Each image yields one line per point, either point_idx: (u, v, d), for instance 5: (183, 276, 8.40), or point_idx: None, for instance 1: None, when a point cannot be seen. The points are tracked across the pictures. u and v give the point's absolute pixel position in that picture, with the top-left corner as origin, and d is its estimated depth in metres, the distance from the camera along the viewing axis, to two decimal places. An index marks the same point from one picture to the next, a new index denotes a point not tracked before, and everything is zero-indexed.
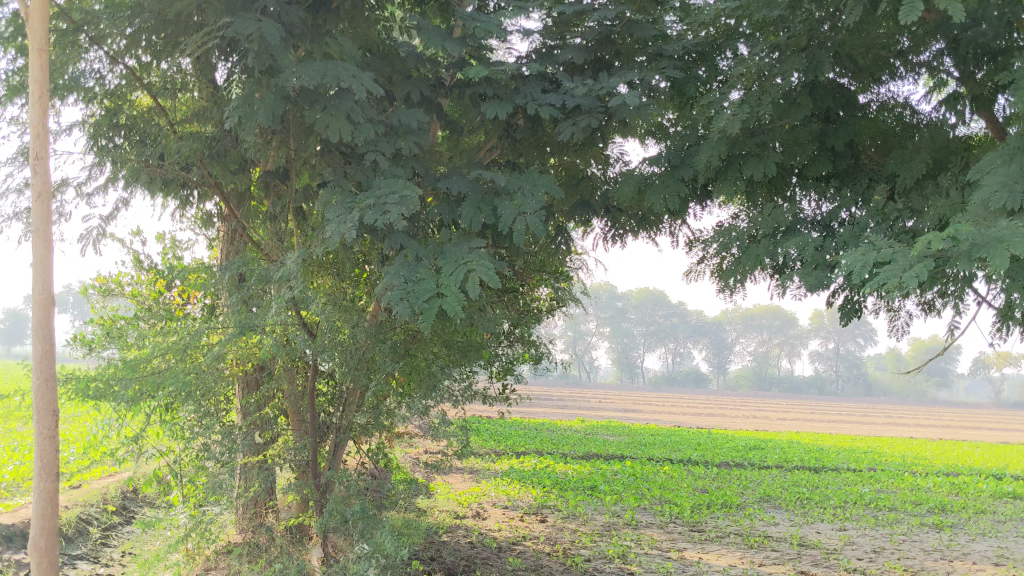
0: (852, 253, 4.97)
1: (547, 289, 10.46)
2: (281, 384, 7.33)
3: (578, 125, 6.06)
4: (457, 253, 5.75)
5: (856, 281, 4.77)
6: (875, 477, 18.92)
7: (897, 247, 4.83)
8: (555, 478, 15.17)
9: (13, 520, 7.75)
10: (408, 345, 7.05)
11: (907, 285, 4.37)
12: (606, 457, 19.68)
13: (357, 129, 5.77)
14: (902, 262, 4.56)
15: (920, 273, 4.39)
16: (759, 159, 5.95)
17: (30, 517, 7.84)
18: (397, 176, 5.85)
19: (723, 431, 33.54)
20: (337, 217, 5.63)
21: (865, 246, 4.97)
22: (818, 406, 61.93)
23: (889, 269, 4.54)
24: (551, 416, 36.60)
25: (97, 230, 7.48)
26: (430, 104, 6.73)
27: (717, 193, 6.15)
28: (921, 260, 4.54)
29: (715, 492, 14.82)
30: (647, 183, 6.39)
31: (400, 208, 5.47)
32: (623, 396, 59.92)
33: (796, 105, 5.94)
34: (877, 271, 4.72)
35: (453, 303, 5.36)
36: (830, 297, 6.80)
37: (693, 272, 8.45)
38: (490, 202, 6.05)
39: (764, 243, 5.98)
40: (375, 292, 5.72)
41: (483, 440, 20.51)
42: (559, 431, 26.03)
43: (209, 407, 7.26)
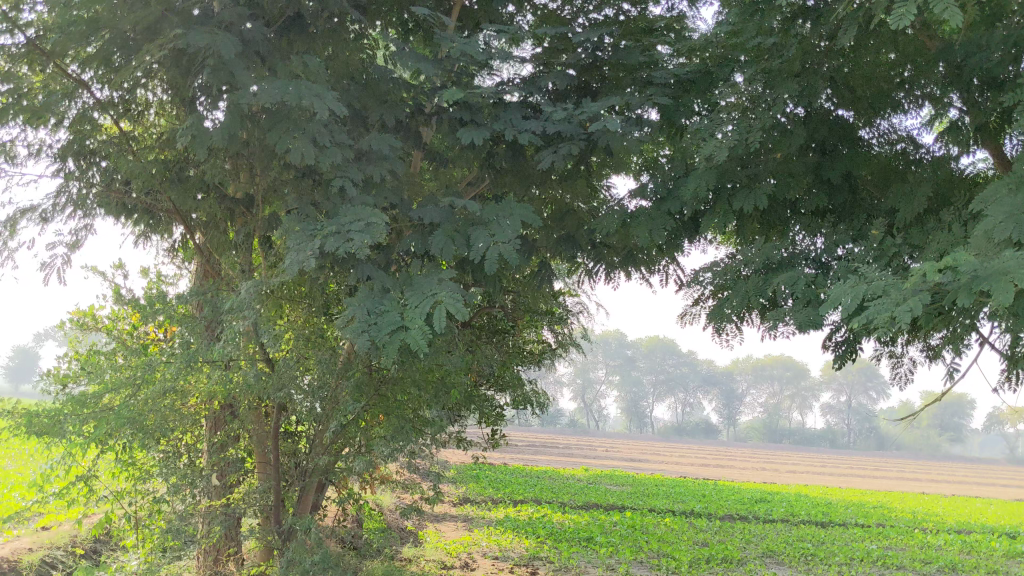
0: (843, 288, 4.60)
1: (540, 330, 10.08)
2: (246, 423, 6.96)
3: (558, 153, 5.74)
4: (426, 285, 5.40)
5: (846, 317, 4.39)
6: (884, 533, 18.27)
7: (890, 280, 4.46)
8: (550, 528, 14.63)
9: None
10: (380, 385, 6.68)
11: (899, 319, 4.00)
12: (606, 507, 19.11)
13: (322, 153, 5.47)
14: (896, 295, 4.18)
15: (913, 308, 4.01)
16: (751, 190, 5.59)
17: None
18: (364, 204, 5.53)
19: (729, 482, 32.84)
20: (298, 245, 5.32)
21: (856, 280, 4.60)
22: (828, 459, 60.90)
23: (881, 303, 4.16)
24: (554, 463, 35.95)
25: (61, 257, 7.06)
26: (408, 132, 6.43)
27: (704, 225, 5.76)
28: (916, 294, 4.16)
29: (716, 547, 14.24)
30: (633, 215, 6.05)
31: (363, 235, 5.14)
32: (630, 446, 59.01)
33: (790, 134, 5.59)
34: (869, 306, 4.35)
35: (417, 338, 5.00)
36: (825, 340, 6.42)
37: (689, 315, 8.06)
38: (464, 233, 5.71)
39: (753, 280, 5.61)
40: (338, 326, 5.38)
41: (481, 487, 19.96)
42: (561, 479, 25.44)
43: (169, 447, 6.88)
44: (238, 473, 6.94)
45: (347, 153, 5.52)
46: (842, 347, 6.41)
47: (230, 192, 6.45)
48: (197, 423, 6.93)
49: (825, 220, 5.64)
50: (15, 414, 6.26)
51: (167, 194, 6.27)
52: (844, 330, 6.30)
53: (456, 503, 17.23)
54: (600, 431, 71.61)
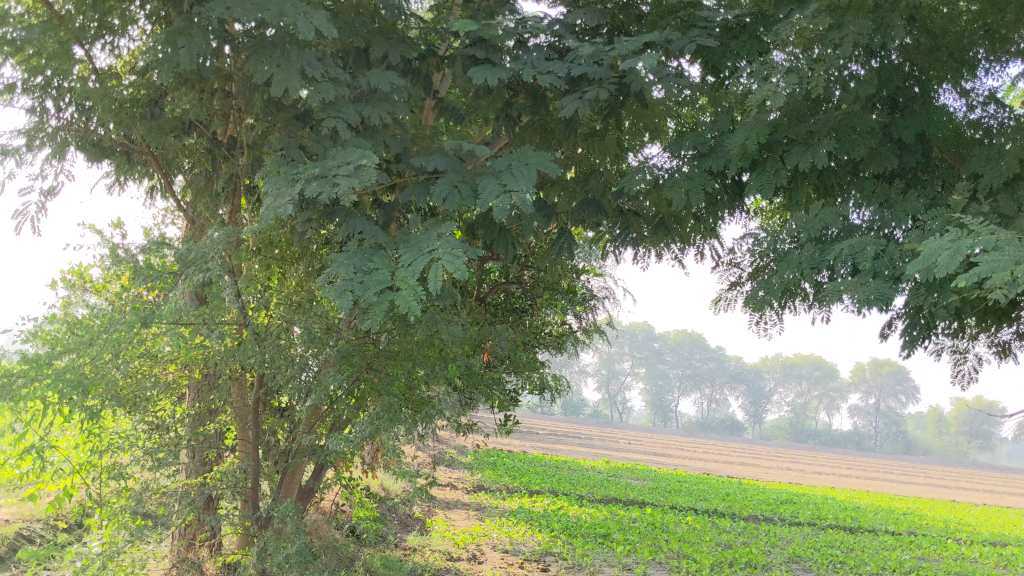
0: (937, 245, 4.02)
1: (561, 310, 9.34)
2: (226, 394, 6.25)
3: (584, 97, 4.92)
4: (423, 241, 4.61)
5: (947, 277, 3.89)
6: (915, 542, 17.37)
7: (1002, 234, 3.96)
8: (565, 522, 13.90)
9: None
10: (372, 359, 6.00)
11: None
12: (625, 502, 18.37)
13: (312, 88, 4.77)
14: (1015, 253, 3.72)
15: None
16: (808, 145, 4.77)
17: None
18: (358, 147, 4.82)
19: (752, 482, 31.92)
20: (276, 190, 4.62)
21: (955, 234, 4.05)
22: (853, 461, 59.53)
23: (998, 261, 3.71)
24: (574, 455, 35.25)
25: (36, 204, 6.41)
26: (417, 75, 5.71)
27: (752, 186, 4.91)
28: None
29: (740, 550, 13.43)
30: (669, 174, 5.27)
31: (351, 178, 4.43)
32: (651, 439, 57.96)
33: (859, 83, 4.77)
34: (977, 264, 3.85)
35: (409, 298, 4.25)
36: (888, 323, 5.69)
37: (725, 300, 7.33)
38: (471, 184, 4.98)
39: (808, 249, 4.78)
40: (319, 284, 4.68)
41: (497, 475, 19.28)
42: (581, 470, 24.68)
43: (140, 419, 6.18)
44: (216, 449, 6.24)
45: (340, 89, 4.82)
46: (903, 334, 5.66)
47: (214, 135, 5.77)
48: (175, 392, 6.26)
49: (894, 186, 4.84)
50: None
51: (139, 132, 5.59)
52: (907, 316, 5.64)
53: (469, 491, 16.54)
54: (623, 423, 70.75)
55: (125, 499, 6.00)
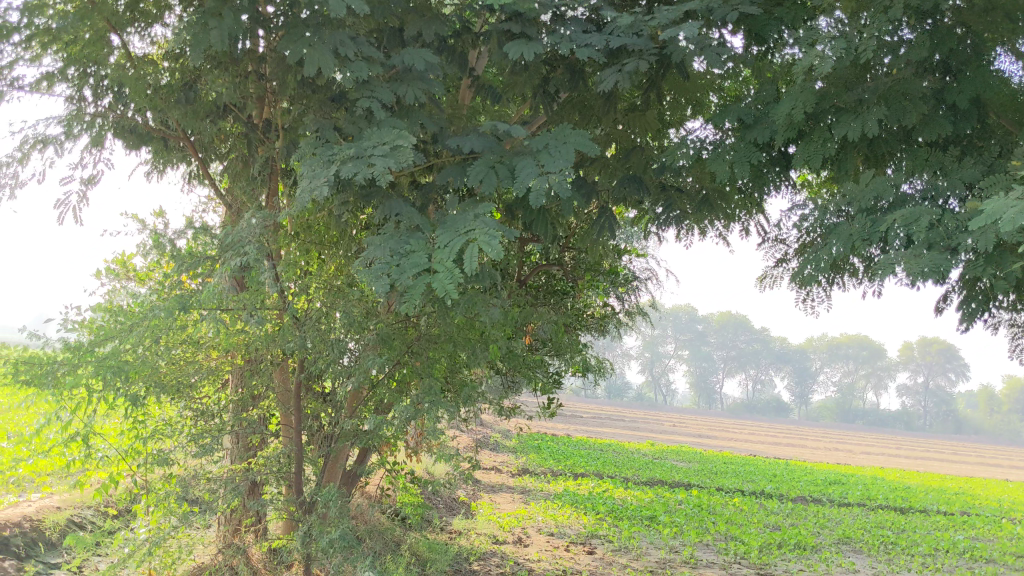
0: (997, 212, 3.84)
1: (603, 290, 9.22)
2: (268, 380, 6.23)
3: (623, 70, 4.79)
4: (460, 222, 4.52)
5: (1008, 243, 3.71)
6: (969, 522, 17.04)
7: None
8: (611, 504, 13.82)
9: None
10: (412, 342, 5.95)
11: None
12: (671, 484, 18.22)
13: (345, 67, 4.69)
14: None
15: None
16: (857, 114, 4.60)
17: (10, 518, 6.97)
18: (393, 127, 4.73)
19: (799, 463, 31.57)
20: (311, 172, 4.55)
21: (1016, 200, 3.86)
22: (902, 440, 58.69)
23: None
24: (618, 437, 35.11)
25: (77, 193, 6.42)
26: (452, 53, 5.61)
27: (799, 158, 4.75)
28: None
29: (788, 531, 13.26)
30: (713, 148, 5.12)
31: (386, 159, 4.35)
32: (696, 421, 57.60)
33: (910, 48, 4.58)
34: None
35: (445, 281, 4.15)
36: (944, 297, 5.52)
37: (771, 277, 7.17)
38: (509, 164, 4.87)
39: (859, 221, 4.59)
40: (356, 268, 4.61)
41: (542, 458, 19.24)
42: (626, 453, 24.56)
43: (183, 405, 6.18)
44: (259, 435, 6.23)
45: (374, 68, 4.74)
46: (961, 306, 5.47)
47: (250, 119, 5.72)
48: (218, 378, 6.25)
49: (948, 154, 4.67)
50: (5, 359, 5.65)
51: (175, 118, 5.56)
52: (964, 290, 5.46)
53: (514, 474, 16.52)
54: (667, 405, 70.42)
55: (171, 484, 6.00)
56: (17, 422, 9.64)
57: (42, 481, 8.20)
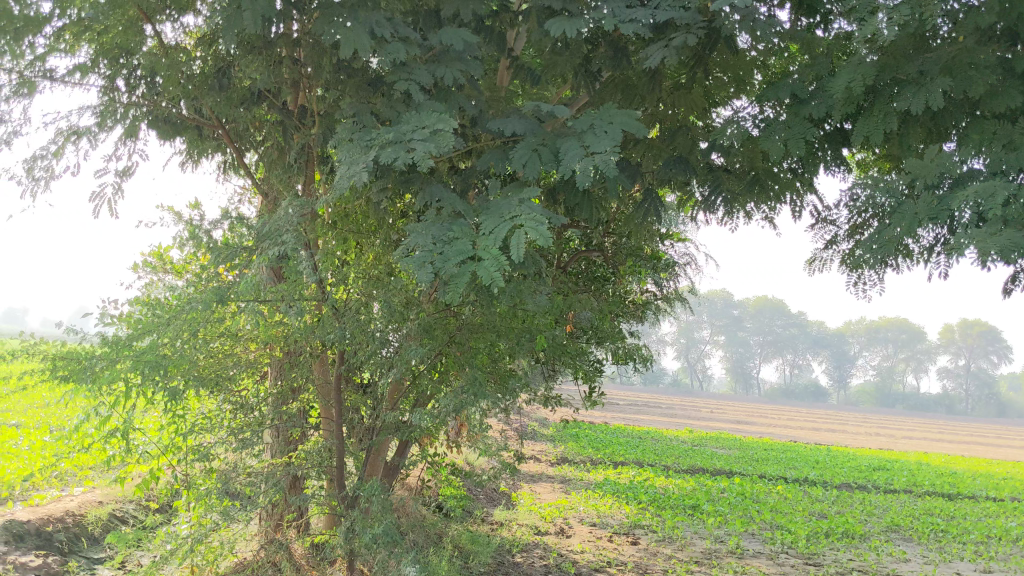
0: None
1: (645, 276, 9.01)
2: (308, 372, 6.11)
3: (670, 45, 4.59)
4: (504, 207, 4.32)
5: None
6: (1019, 508, 16.62)
7: None
8: (653, 493, 13.63)
9: (31, 515, 6.88)
10: (454, 332, 5.79)
11: None
12: (713, 472, 17.98)
13: (382, 49, 4.53)
14: None
15: None
16: (920, 85, 4.35)
17: (53, 514, 6.94)
18: (432, 110, 4.57)
19: (841, 449, 31.12)
20: (349, 158, 4.39)
21: None
22: (944, 424, 57.80)
23: None
24: (656, 425, 34.85)
25: (113, 186, 6.33)
26: (490, 33, 5.44)
27: (858, 133, 4.52)
28: None
29: (835, 519, 12.96)
30: (764, 126, 4.90)
31: (427, 142, 4.18)
32: (734, 407, 57.13)
33: (975, 14, 4.34)
34: None
35: (490, 269, 3.96)
36: (1012, 278, 5.32)
37: (820, 261, 6.94)
38: (552, 147, 4.69)
39: (925, 198, 4.32)
40: (397, 256, 4.43)
41: (581, 447, 19.08)
42: (666, 441, 24.32)
43: (223, 399, 6.09)
44: (299, 428, 6.12)
45: (411, 49, 4.57)
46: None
47: (285, 106, 5.58)
48: (258, 371, 6.15)
49: (1017, 127, 4.44)
50: (44, 354, 5.59)
51: (209, 106, 5.44)
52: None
53: (553, 464, 16.35)
54: (704, 391, 69.95)
55: (212, 479, 5.90)
56: (58, 417, 9.63)
57: (86, 475, 8.18)
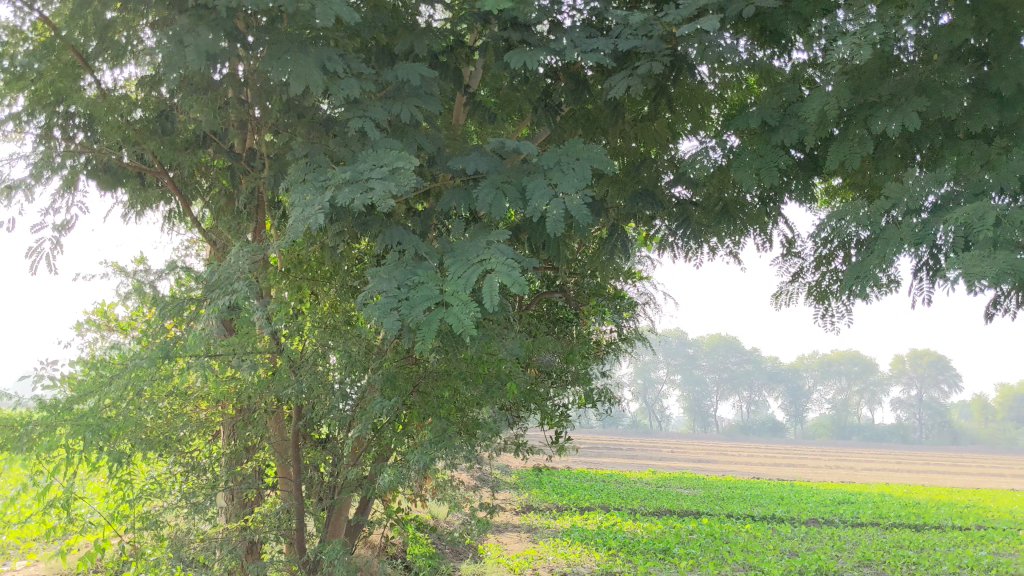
0: None
1: (608, 317, 8.82)
2: (263, 430, 5.78)
3: (635, 75, 4.43)
4: (471, 250, 4.09)
5: None
6: (987, 536, 16.56)
7: None
8: (622, 539, 13.32)
9: None
10: (418, 380, 5.52)
11: None
12: (680, 514, 17.72)
13: (334, 85, 4.30)
14: None
15: None
16: (893, 108, 4.22)
17: None
18: (389, 148, 4.34)
19: (803, 484, 31.05)
20: (303, 200, 4.13)
21: None
22: (901, 454, 58.20)
23: None
24: (618, 467, 34.56)
25: (51, 241, 5.97)
26: (445, 69, 5.26)
27: (833, 159, 4.38)
28: None
29: (807, 557, 12.72)
30: (734, 156, 4.74)
31: (386, 182, 3.94)
32: (694, 446, 57.02)
33: (946, 35, 4.24)
34: None
35: (461, 317, 3.71)
36: (990, 304, 5.28)
37: (786, 294, 6.81)
38: (518, 184, 4.48)
39: (906, 225, 4.18)
40: (357, 304, 4.14)
41: (545, 494, 18.71)
42: (630, 483, 24.03)
43: (171, 463, 5.71)
44: (256, 488, 5.78)
45: (366, 85, 4.36)
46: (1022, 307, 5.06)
47: (232, 150, 5.32)
48: (209, 431, 5.78)
49: (993, 146, 4.38)
50: None
51: (152, 152, 5.15)
52: (1011, 295, 5.21)
53: (518, 512, 15.97)
54: (663, 431, 69.82)
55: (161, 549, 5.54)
56: None
57: (27, 549, 7.69)
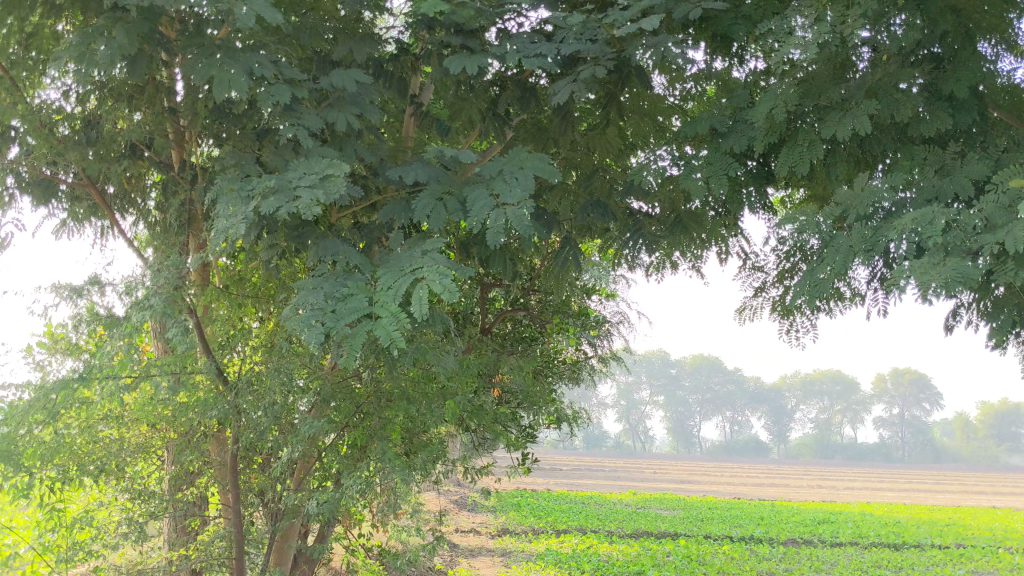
0: None
1: (572, 334, 8.64)
2: (204, 454, 5.52)
3: (579, 80, 4.28)
4: (404, 259, 3.91)
5: None
6: (966, 555, 16.42)
7: None
8: (597, 561, 13.08)
9: None
10: (363, 401, 5.32)
11: None
12: (658, 535, 17.48)
13: (262, 90, 4.11)
14: None
15: None
16: (843, 113, 4.06)
17: None
18: (322, 156, 4.15)
19: (784, 503, 30.89)
20: (227, 209, 3.93)
21: None
22: (883, 473, 58.15)
23: None
24: (599, 488, 34.30)
25: None
26: (388, 78, 5.08)
27: (783, 164, 4.21)
28: None
29: None
30: (683, 163, 4.58)
31: (313, 189, 3.74)
32: (675, 467, 56.76)
33: (898, 37, 4.10)
34: None
35: (389, 328, 3.54)
36: (952, 317, 5.14)
37: (748, 309, 6.65)
38: (458, 195, 4.29)
39: (857, 230, 4.03)
40: (284, 317, 3.96)
41: (522, 516, 18.44)
42: (609, 505, 23.77)
43: (106, 489, 5.44)
44: (195, 516, 5.52)
45: (297, 91, 4.18)
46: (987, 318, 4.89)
47: (167, 163, 5.11)
48: (148, 456, 5.46)
49: (947, 151, 4.24)
50: None
51: (80, 163, 4.93)
52: (971, 306, 5.07)
53: (493, 535, 15.72)
54: (645, 452, 69.58)
55: None
56: None
57: None
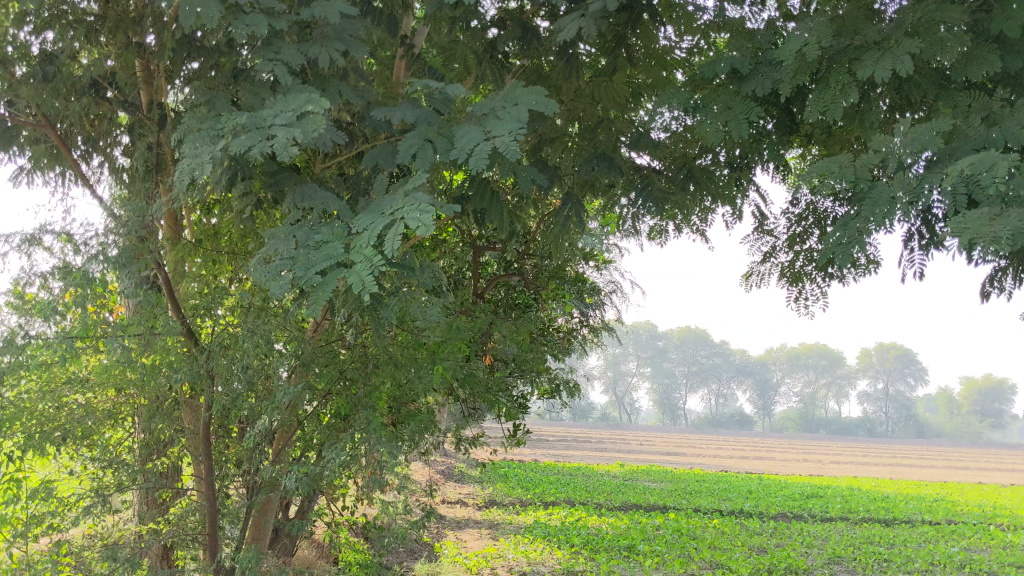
0: None
1: (568, 302, 8.25)
2: (177, 422, 5.10)
3: (588, 14, 3.86)
4: (385, 202, 3.52)
5: None
6: (958, 532, 16.18)
7: None
8: (586, 535, 12.74)
9: None
10: (346, 365, 4.95)
11: None
12: (647, 508, 17.18)
13: (234, 19, 3.69)
14: None
15: None
16: (880, 52, 3.67)
17: None
18: (302, 92, 3.74)
19: (771, 477, 30.73)
20: (193, 149, 3.54)
21: None
22: (867, 447, 58.25)
23: None
24: (587, 460, 34.08)
25: None
26: (377, 16, 4.65)
27: (812, 110, 3.85)
28: None
29: (777, 554, 12.22)
30: (697, 106, 4.19)
31: (285, 124, 3.34)
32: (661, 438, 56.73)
33: None
34: None
35: (362, 274, 3.15)
36: (987, 281, 4.79)
37: (756, 275, 6.28)
38: (450, 135, 3.87)
39: (898, 180, 3.69)
40: (253, 267, 3.59)
41: (509, 488, 18.13)
42: (597, 477, 23.50)
43: (69, 458, 5.02)
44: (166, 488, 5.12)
45: (274, 22, 3.76)
46: None
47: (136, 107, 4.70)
48: (118, 422, 4.99)
49: (995, 98, 3.89)
50: None
51: (38, 102, 4.51)
52: (1007, 270, 4.73)
53: (481, 507, 15.39)
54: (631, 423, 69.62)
55: (61, 560, 4.93)
56: None
57: None
